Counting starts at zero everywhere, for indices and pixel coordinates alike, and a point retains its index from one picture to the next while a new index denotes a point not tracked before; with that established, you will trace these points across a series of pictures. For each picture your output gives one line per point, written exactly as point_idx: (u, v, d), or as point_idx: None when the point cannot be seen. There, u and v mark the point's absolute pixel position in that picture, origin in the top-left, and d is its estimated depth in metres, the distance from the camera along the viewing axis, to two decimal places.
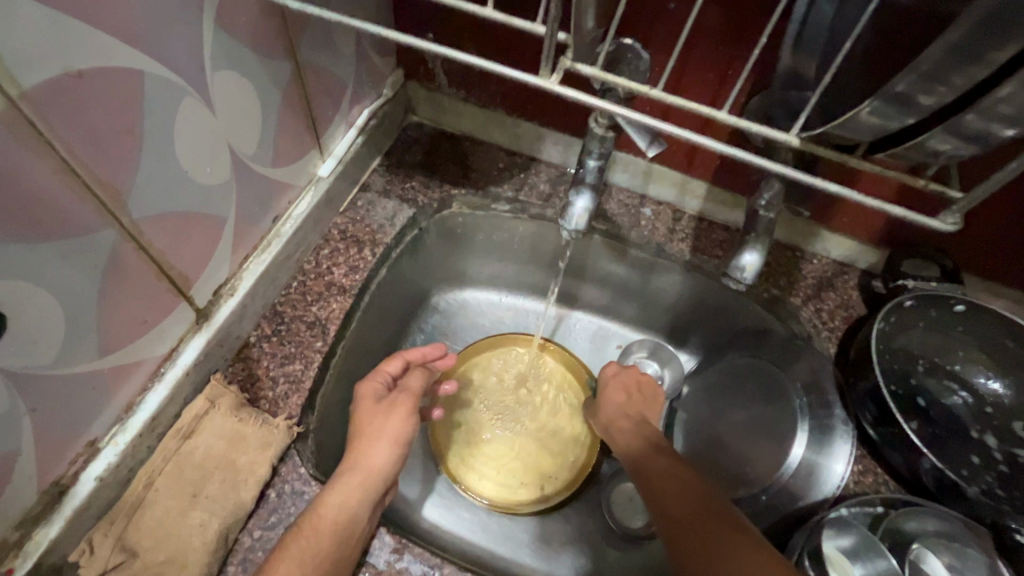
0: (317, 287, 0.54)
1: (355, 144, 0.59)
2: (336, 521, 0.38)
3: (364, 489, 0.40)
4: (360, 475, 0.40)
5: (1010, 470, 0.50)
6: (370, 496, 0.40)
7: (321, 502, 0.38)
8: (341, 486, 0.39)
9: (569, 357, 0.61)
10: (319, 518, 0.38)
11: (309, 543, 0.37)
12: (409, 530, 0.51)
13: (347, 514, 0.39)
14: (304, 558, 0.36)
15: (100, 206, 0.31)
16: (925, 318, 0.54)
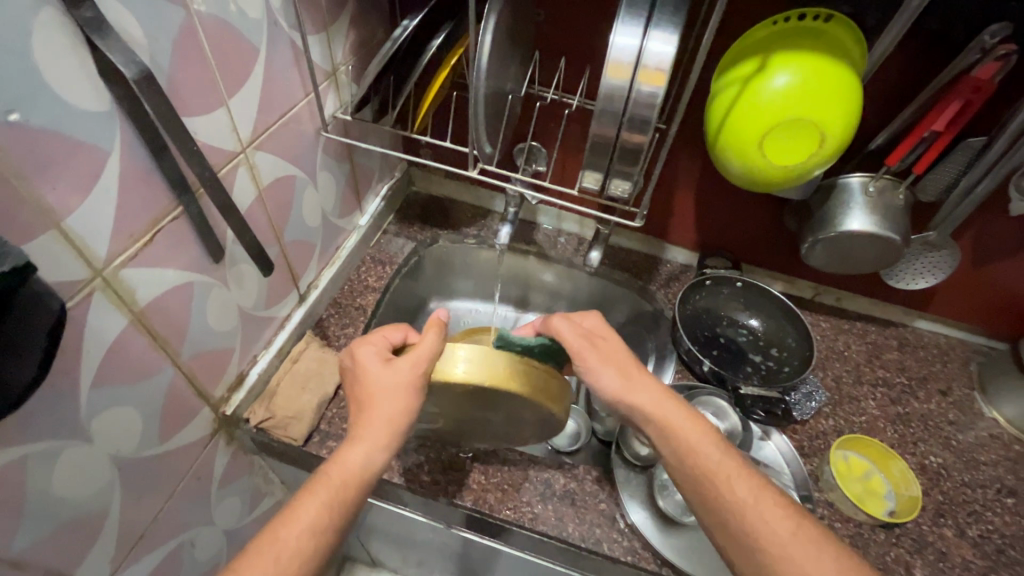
0: (359, 288, 0.92)
1: (380, 206, 0.98)
2: (350, 476, 0.54)
3: (377, 440, 0.55)
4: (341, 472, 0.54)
5: (767, 373, 0.85)
6: (381, 450, 0.55)
7: (343, 454, 0.54)
8: (357, 443, 0.55)
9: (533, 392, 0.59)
10: (343, 463, 0.54)
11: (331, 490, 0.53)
12: None
13: (362, 465, 0.54)
14: (334, 489, 0.53)
15: (275, 234, 0.70)
16: (719, 291, 0.92)
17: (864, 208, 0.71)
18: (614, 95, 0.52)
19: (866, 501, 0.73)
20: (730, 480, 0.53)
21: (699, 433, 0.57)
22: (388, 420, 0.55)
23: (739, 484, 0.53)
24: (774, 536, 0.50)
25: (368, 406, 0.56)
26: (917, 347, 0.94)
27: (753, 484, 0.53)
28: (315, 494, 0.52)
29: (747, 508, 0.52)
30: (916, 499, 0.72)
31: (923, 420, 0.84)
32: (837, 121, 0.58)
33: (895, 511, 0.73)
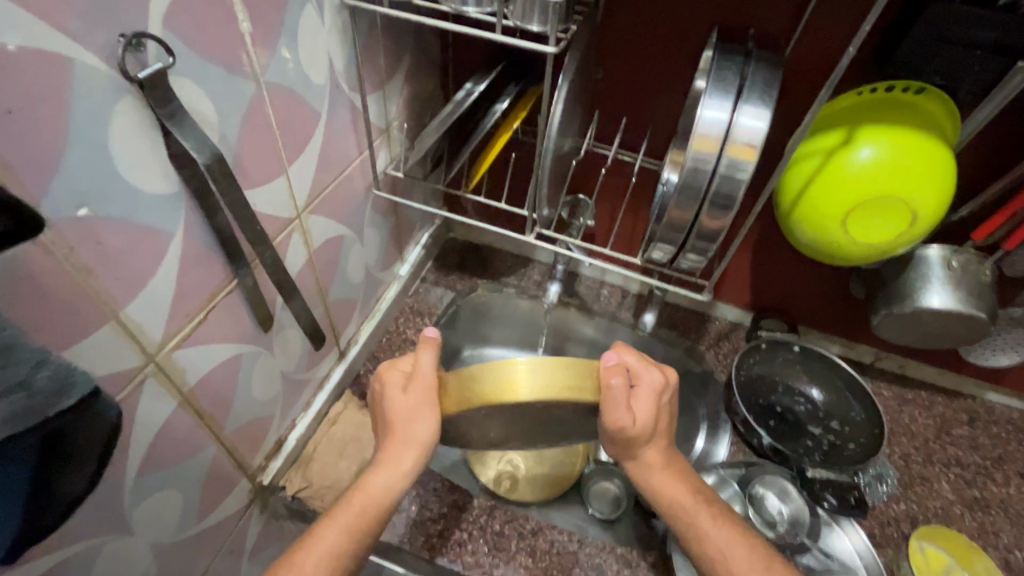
0: (397, 341, 0.89)
1: (420, 255, 0.96)
2: (376, 502, 0.50)
3: (400, 463, 0.50)
4: (362, 499, 0.50)
5: (830, 448, 0.80)
6: (405, 476, 0.51)
7: (367, 479, 0.50)
8: (381, 468, 0.51)
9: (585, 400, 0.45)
10: (365, 489, 0.50)
11: (355, 512, 0.49)
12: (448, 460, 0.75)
13: (385, 489, 0.50)
14: (356, 517, 0.49)
15: (320, 295, 0.67)
16: (776, 355, 0.87)
17: (945, 283, 0.67)
18: (696, 172, 0.49)
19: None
20: (713, 536, 0.51)
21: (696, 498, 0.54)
22: (413, 446, 0.50)
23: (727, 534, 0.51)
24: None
25: (391, 432, 0.51)
26: (989, 422, 0.88)
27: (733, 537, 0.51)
28: (334, 521, 0.49)
29: (721, 563, 0.50)
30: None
31: (1003, 506, 0.78)
32: (930, 198, 0.55)
33: None
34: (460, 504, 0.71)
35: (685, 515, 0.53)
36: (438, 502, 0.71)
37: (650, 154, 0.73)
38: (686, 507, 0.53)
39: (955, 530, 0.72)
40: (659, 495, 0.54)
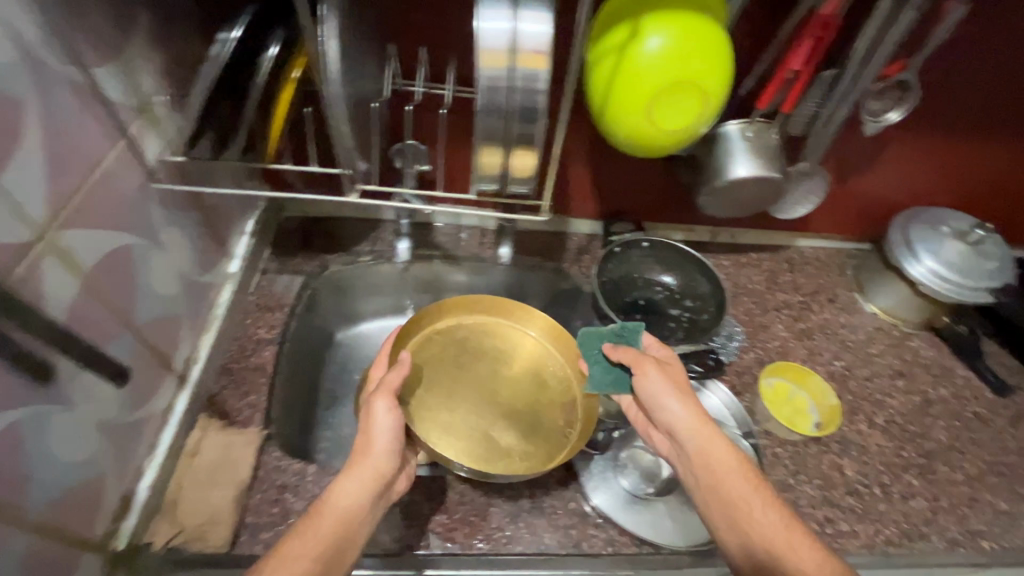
0: (250, 344, 0.80)
1: (250, 245, 0.86)
2: (339, 509, 0.55)
3: (363, 479, 0.57)
4: (331, 519, 0.54)
5: (689, 323, 0.89)
6: (369, 492, 0.57)
7: (334, 488, 0.56)
8: (345, 481, 0.57)
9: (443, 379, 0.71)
10: (333, 503, 0.55)
11: (315, 527, 0.53)
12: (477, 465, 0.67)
13: (351, 500, 0.56)
14: (315, 529, 0.53)
15: (121, 323, 0.56)
16: (630, 255, 0.93)
17: (747, 154, 0.74)
18: (494, 93, 0.47)
19: (796, 420, 0.80)
20: (773, 541, 0.53)
21: (744, 487, 0.56)
22: (378, 462, 0.58)
23: (779, 530, 0.54)
24: (769, 538, 0.53)
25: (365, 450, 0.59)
26: (804, 264, 1.03)
27: (800, 541, 0.53)
28: (298, 536, 0.52)
29: (750, 530, 0.54)
30: (836, 407, 0.81)
31: (822, 329, 0.93)
32: (713, 78, 0.58)
33: (820, 423, 0.80)
34: None
35: (760, 477, 0.57)
36: None
37: (462, 82, 0.69)
38: (743, 490, 0.56)
39: (791, 361, 0.86)
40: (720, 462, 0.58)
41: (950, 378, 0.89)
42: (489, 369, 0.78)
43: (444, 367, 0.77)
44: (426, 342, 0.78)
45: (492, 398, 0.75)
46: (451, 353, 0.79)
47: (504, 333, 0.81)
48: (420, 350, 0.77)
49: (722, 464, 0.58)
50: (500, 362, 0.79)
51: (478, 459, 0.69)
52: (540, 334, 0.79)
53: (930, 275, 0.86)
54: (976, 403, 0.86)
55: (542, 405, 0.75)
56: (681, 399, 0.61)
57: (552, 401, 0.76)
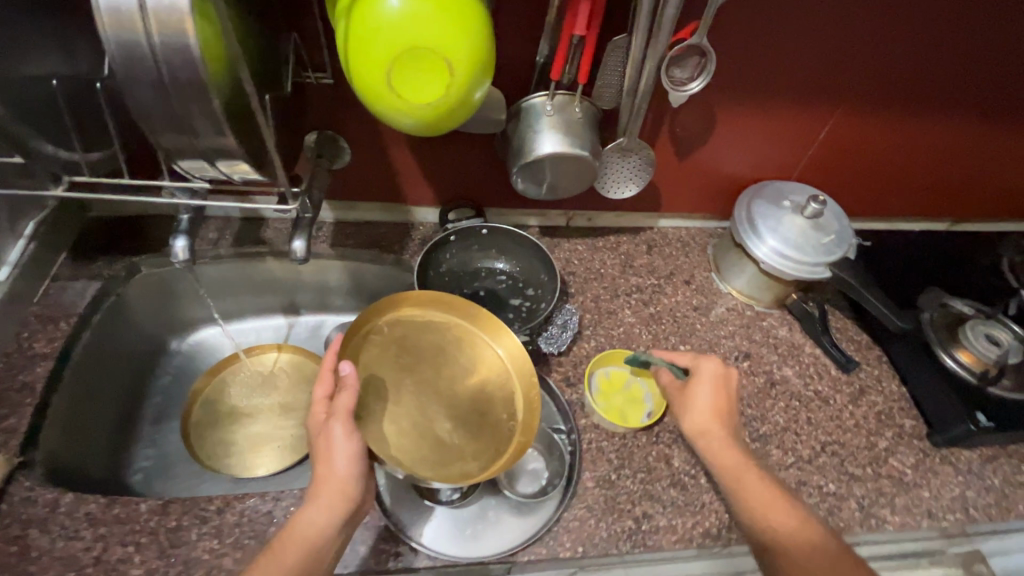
0: (22, 361, 0.72)
1: (29, 250, 0.77)
2: (306, 536, 0.53)
3: (331, 501, 0.55)
4: (298, 548, 0.53)
5: (526, 312, 0.84)
6: (336, 518, 0.55)
7: (295, 517, 0.55)
8: (310, 507, 0.55)
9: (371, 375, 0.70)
10: (295, 530, 0.54)
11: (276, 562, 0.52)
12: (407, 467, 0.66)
13: (317, 525, 0.54)
14: (281, 557, 0.52)
15: None
16: (469, 243, 0.87)
17: (551, 128, 0.69)
18: (134, 60, 0.40)
19: (626, 413, 0.75)
20: (772, 535, 0.55)
21: (757, 483, 0.58)
22: (340, 487, 0.56)
23: (780, 519, 0.56)
24: (769, 523, 0.56)
25: (326, 475, 0.57)
26: (663, 245, 0.99)
27: (799, 539, 0.54)
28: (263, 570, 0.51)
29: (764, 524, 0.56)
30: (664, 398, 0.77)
31: (672, 313, 0.89)
32: (458, 39, 0.52)
33: (652, 411, 0.76)
34: (121, 518, 0.61)
35: (744, 473, 0.59)
36: (92, 526, 0.60)
37: None
38: (735, 462, 0.60)
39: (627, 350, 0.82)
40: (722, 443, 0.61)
41: (796, 356, 0.86)
42: (455, 371, 0.72)
43: (398, 364, 0.72)
44: (365, 345, 0.72)
45: (444, 399, 0.70)
46: (393, 353, 0.72)
47: (440, 330, 0.73)
48: (357, 356, 0.71)
49: (732, 460, 0.60)
50: (455, 362, 0.72)
51: (423, 469, 0.66)
52: (484, 335, 0.72)
53: (774, 256, 0.82)
54: (818, 381, 0.84)
55: (491, 401, 0.70)
56: (710, 400, 0.64)
57: (497, 397, 0.71)
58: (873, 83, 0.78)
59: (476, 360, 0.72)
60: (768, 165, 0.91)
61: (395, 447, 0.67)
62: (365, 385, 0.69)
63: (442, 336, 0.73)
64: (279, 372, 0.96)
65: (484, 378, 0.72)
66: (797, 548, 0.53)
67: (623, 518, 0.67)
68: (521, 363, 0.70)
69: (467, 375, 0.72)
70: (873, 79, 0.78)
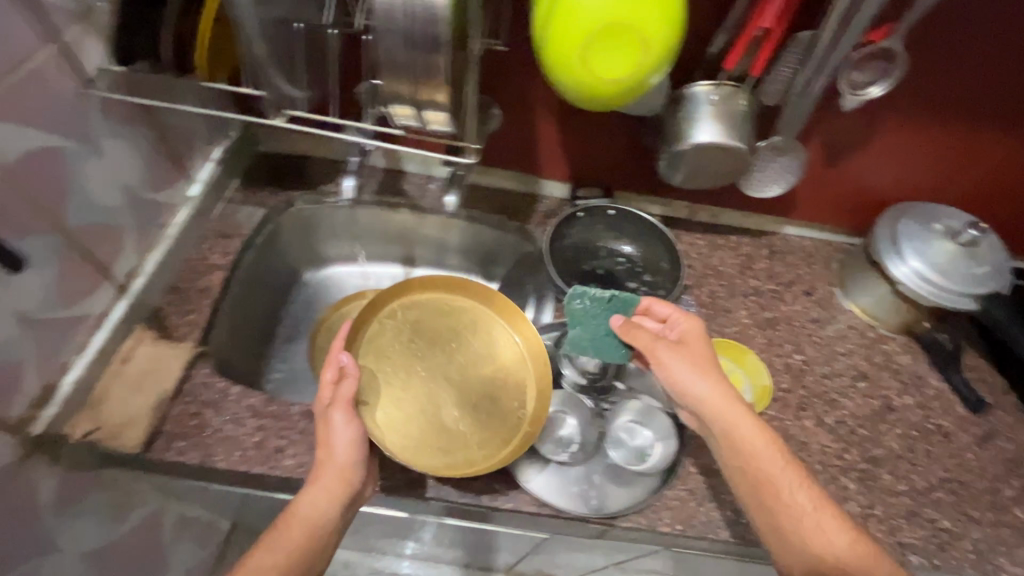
0: (202, 268, 0.82)
1: (214, 172, 0.88)
2: (305, 518, 0.57)
3: (331, 486, 0.59)
4: (297, 528, 0.56)
5: (644, 298, 0.86)
6: (334, 502, 0.59)
7: (295, 502, 0.58)
8: (309, 491, 0.59)
9: (382, 356, 0.73)
10: (294, 511, 0.57)
11: (280, 540, 0.55)
12: (414, 451, 0.68)
13: (318, 508, 0.58)
14: (284, 538, 0.55)
15: (50, 222, 0.59)
16: (596, 222, 0.90)
17: (711, 117, 0.69)
18: (389, 13, 0.45)
19: None
20: (798, 512, 0.57)
21: (771, 453, 0.60)
22: (341, 472, 0.60)
23: (807, 503, 0.57)
24: (803, 514, 0.57)
25: (328, 459, 0.60)
26: (786, 252, 0.97)
27: (822, 515, 0.56)
28: (263, 548, 0.55)
29: (797, 520, 0.57)
30: (768, 386, 0.77)
31: (789, 321, 0.88)
32: (657, 30, 0.54)
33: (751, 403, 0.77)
34: (278, 415, 0.69)
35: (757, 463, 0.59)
36: (255, 417, 0.69)
37: None
38: (741, 435, 0.61)
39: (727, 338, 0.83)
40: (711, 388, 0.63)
41: (919, 387, 0.83)
42: (468, 356, 0.75)
43: (410, 349, 0.74)
44: (381, 331, 0.75)
45: (456, 383, 0.73)
46: (402, 338, 0.75)
47: (455, 314, 0.77)
48: (367, 339, 0.74)
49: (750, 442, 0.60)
50: (467, 347, 0.75)
51: (424, 456, 0.68)
52: (501, 320, 0.75)
53: (916, 279, 0.78)
54: (940, 416, 0.80)
55: (504, 384, 0.73)
56: (702, 375, 0.64)
57: (506, 388, 0.73)
58: (995, 89, 0.72)
59: (489, 344, 0.75)
60: (911, 183, 0.86)
61: (398, 431, 0.69)
62: (376, 367, 0.72)
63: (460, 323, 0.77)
64: None
65: (498, 365, 0.74)
66: (829, 539, 0.55)
67: (722, 508, 0.68)
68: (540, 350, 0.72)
69: (479, 361, 0.74)
70: (997, 84, 0.71)
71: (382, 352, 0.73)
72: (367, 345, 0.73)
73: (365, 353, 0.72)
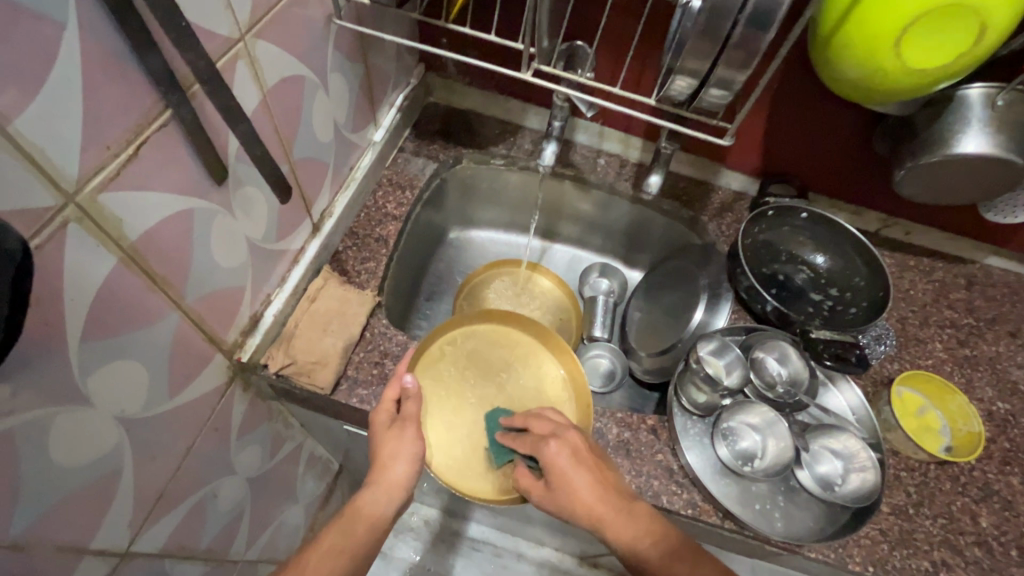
0: (378, 216, 0.81)
1: (396, 118, 0.86)
2: (370, 516, 0.57)
3: (390, 489, 0.58)
4: (363, 522, 0.56)
5: (831, 313, 0.79)
6: (397, 503, 0.58)
7: (358, 497, 0.58)
8: (370, 489, 0.58)
9: (435, 375, 0.71)
10: (359, 505, 0.57)
11: (353, 532, 0.55)
12: (463, 473, 0.66)
13: (379, 506, 0.57)
14: (352, 529, 0.56)
15: (283, 151, 0.58)
16: (785, 222, 0.82)
17: (985, 126, 0.60)
18: None
19: (923, 437, 0.70)
20: None
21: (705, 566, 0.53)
22: (402, 477, 0.59)
23: None
24: None
25: (387, 463, 0.59)
26: (987, 285, 0.86)
27: None
28: (333, 531, 0.56)
29: None
30: (976, 434, 0.70)
31: (991, 362, 0.79)
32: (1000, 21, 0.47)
33: (951, 448, 0.71)
34: None
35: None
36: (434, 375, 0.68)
37: None
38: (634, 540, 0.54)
39: (930, 372, 0.75)
40: (570, 498, 0.55)
41: None
42: (525, 390, 0.71)
43: (463, 373, 0.72)
44: (443, 352, 0.72)
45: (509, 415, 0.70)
46: (445, 362, 0.72)
47: (513, 347, 0.74)
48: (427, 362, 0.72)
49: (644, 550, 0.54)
50: (520, 382, 0.72)
51: (470, 478, 0.66)
52: (550, 354, 0.74)
53: None
54: None
55: None
56: (589, 476, 0.56)
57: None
58: None
59: (541, 380, 0.72)
60: None
61: (447, 452, 0.67)
62: (431, 392, 0.70)
63: (510, 355, 0.74)
64: (536, 291, 0.99)
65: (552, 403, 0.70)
66: None
67: (919, 557, 0.62)
68: (578, 387, 0.70)
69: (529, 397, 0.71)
70: None
71: (462, 372, 0.72)
72: (436, 362, 0.71)
73: (433, 370, 0.71)
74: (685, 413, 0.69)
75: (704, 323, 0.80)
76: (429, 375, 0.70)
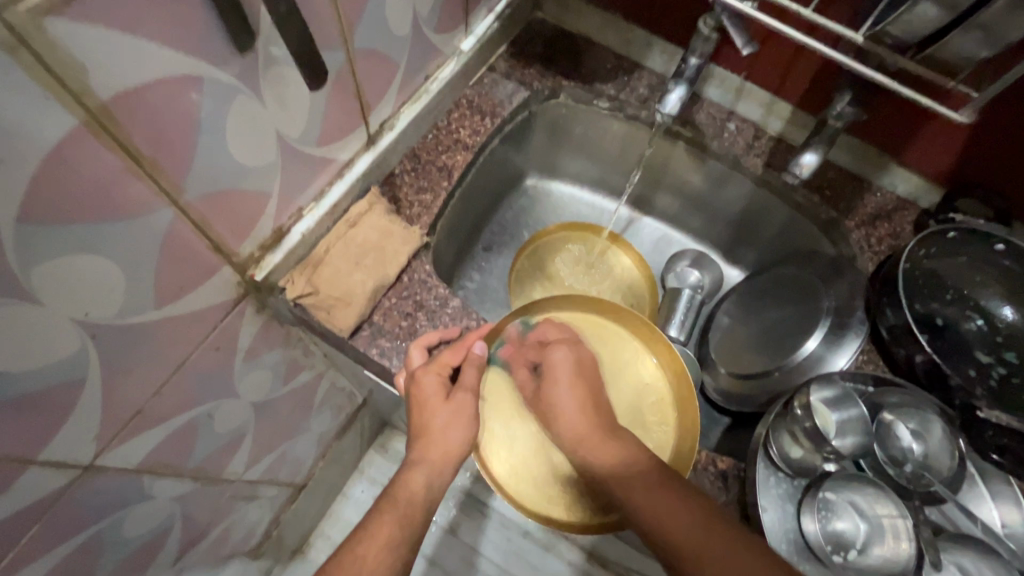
0: (447, 141, 0.68)
1: (492, 27, 0.71)
2: (409, 498, 0.49)
3: (435, 464, 0.51)
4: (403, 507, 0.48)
5: (998, 386, 0.59)
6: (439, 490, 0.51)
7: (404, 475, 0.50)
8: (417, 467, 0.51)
9: (511, 355, 0.59)
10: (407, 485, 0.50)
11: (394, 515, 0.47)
12: (518, 476, 0.56)
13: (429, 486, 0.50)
14: (394, 510, 0.48)
15: (340, 32, 0.46)
16: (967, 252, 0.61)
17: None
18: None
19: None
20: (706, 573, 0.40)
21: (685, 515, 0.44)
22: (447, 453, 0.52)
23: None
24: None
25: (429, 434, 0.52)
26: None
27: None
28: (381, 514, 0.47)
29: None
30: None
31: None
32: None
33: None
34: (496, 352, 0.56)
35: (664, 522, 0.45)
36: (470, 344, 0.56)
37: None
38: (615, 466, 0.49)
39: None
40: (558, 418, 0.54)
41: None
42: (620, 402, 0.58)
43: None
44: (528, 330, 0.61)
45: None
46: (530, 343, 0.60)
47: (618, 345, 0.61)
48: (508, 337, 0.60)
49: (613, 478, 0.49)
50: (616, 389, 0.59)
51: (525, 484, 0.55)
52: (660, 365, 0.59)
53: None
54: None
55: None
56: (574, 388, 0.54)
57: None
58: None
59: (643, 395, 0.59)
60: None
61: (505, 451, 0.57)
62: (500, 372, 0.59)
63: (611, 354, 0.60)
64: (608, 266, 0.84)
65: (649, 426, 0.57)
66: None
67: None
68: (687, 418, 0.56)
69: (623, 410, 0.58)
70: None
71: (548, 361, 0.60)
72: (517, 341, 0.60)
73: (510, 349, 0.59)
74: (770, 467, 0.53)
75: (817, 355, 0.62)
76: (505, 354, 0.59)
